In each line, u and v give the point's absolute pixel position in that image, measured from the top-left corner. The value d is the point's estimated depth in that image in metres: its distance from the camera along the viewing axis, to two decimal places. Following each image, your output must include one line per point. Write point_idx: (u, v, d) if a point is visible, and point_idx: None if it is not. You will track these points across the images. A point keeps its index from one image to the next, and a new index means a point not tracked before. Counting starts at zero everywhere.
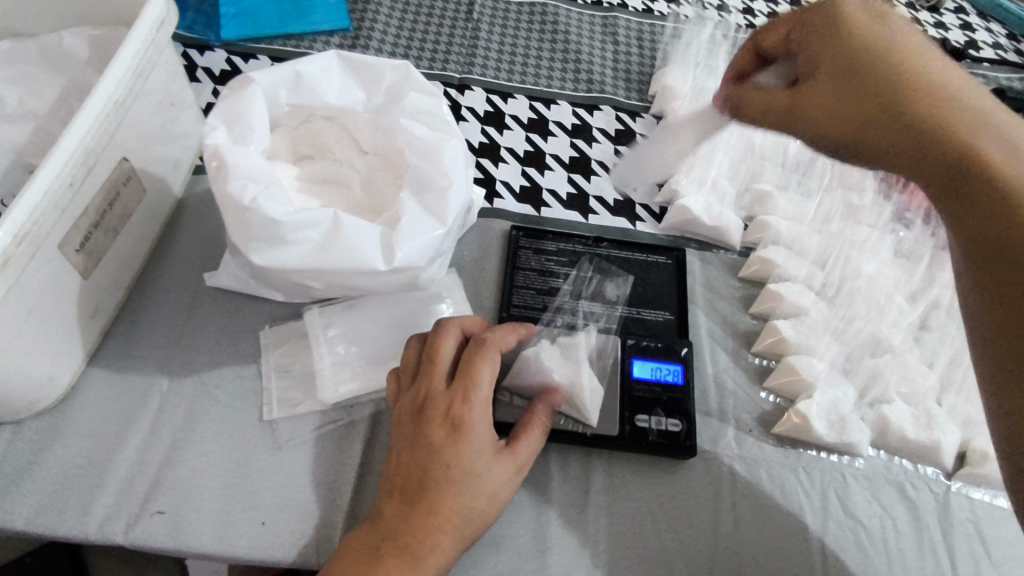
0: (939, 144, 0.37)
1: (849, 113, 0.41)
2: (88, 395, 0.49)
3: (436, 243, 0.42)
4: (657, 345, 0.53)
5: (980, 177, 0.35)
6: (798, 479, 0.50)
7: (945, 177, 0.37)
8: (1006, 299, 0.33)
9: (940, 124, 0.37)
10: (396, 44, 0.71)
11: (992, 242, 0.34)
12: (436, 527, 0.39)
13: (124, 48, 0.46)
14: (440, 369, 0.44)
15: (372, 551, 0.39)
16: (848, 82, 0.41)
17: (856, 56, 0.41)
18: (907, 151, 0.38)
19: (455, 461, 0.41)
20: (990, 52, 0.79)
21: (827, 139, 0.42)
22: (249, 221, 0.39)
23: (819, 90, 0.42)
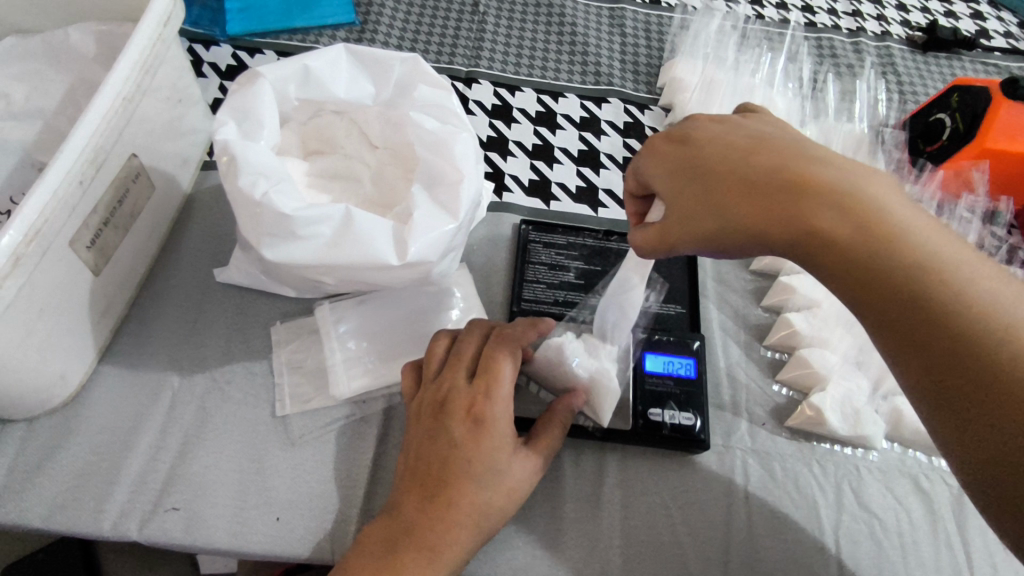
0: (845, 245, 0.33)
1: (716, 240, 0.38)
2: (100, 392, 0.49)
3: (447, 239, 0.42)
4: (670, 339, 0.53)
5: (873, 278, 0.33)
6: (812, 472, 0.50)
7: (864, 284, 0.33)
8: (949, 395, 0.30)
9: (836, 223, 0.33)
10: (403, 38, 0.70)
11: (905, 342, 0.32)
12: (454, 521, 0.39)
13: (132, 44, 0.45)
14: (463, 365, 0.44)
15: (390, 544, 0.39)
16: (698, 218, 0.38)
17: (702, 181, 0.38)
18: (821, 255, 0.34)
19: (475, 456, 0.40)
20: (1002, 41, 0.78)
21: (711, 251, 0.39)
22: (261, 216, 0.39)
23: (681, 220, 0.39)
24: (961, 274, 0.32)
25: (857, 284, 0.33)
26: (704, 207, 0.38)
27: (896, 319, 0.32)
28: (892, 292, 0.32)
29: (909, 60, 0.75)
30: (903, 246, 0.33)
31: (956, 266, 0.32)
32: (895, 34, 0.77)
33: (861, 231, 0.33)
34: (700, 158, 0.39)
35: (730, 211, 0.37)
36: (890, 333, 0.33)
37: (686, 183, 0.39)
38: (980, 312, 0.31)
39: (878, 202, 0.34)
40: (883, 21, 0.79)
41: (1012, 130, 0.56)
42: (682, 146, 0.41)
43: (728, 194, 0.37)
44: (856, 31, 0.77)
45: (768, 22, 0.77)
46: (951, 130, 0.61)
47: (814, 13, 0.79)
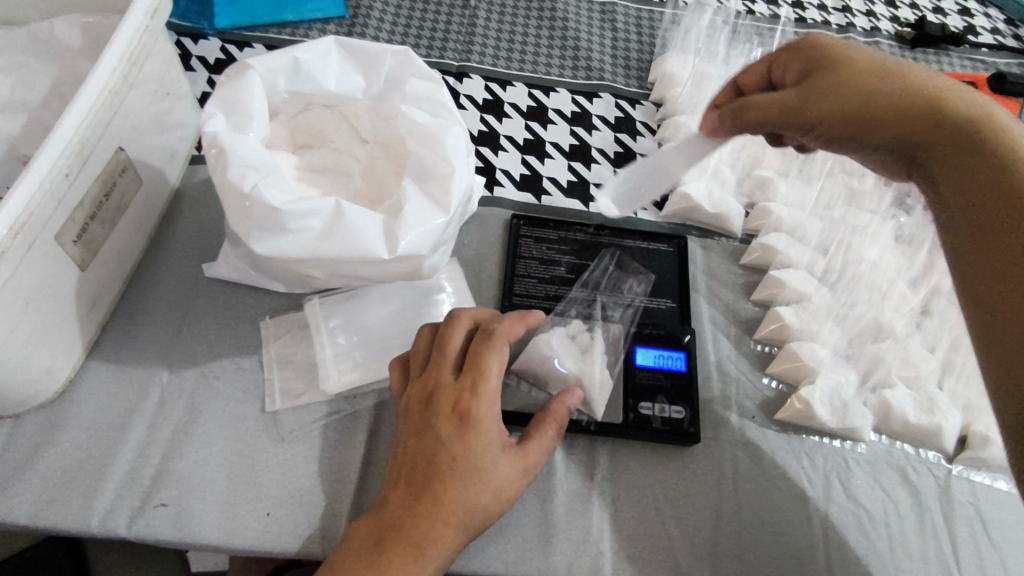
0: (983, 153, 0.36)
1: (855, 121, 0.41)
2: (88, 388, 0.48)
3: (438, 233, 0.41)
4: (660, 333, 0.53)
5: (1004, 180, 0.35)
6: (800, 465, 0.51)
7: (994, 188, 0.35)
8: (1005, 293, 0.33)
9: (1001, 131, 0.36)
10: (393, 31, 0.70)
11: (997, 241, 0.34)
12: (440, 519, 0.39)
13: (118, 35, 0.45)
14: (448, 361, 0.43)
15: (376, 541, 0.39)
16: (853, 86, 0.41)
17: (865, 65, 0.41)
18: (960, 159, 0.37)
19: (462, 452, 0.40)
20: (989, 37, 0.78)
21: (836, 123, 0.41)
22: (250, 210, 0.38)
23: (829, 86, 0.41)
24: None
25: (986, 183, 0.35)
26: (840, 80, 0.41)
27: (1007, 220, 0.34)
28: (1011, 199, 0.34)
29: (898, 56, 0.75)
30: None
31: None
32: (884, 30, 0.78)
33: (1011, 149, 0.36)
34: (870, 53, 0.42)
35: (874, 88, 0.40)
36: (996, 235, 0.34)
37: (834, 57, 0.42)
38: None
39: None
40: (873, 17, 0.79)
41: None
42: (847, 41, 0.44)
43: (880, 77, 0.40)
44: (845, 26, 0.77)
45: (759, 17, 0.77)
46: None
47: (804, 9, 0.79)
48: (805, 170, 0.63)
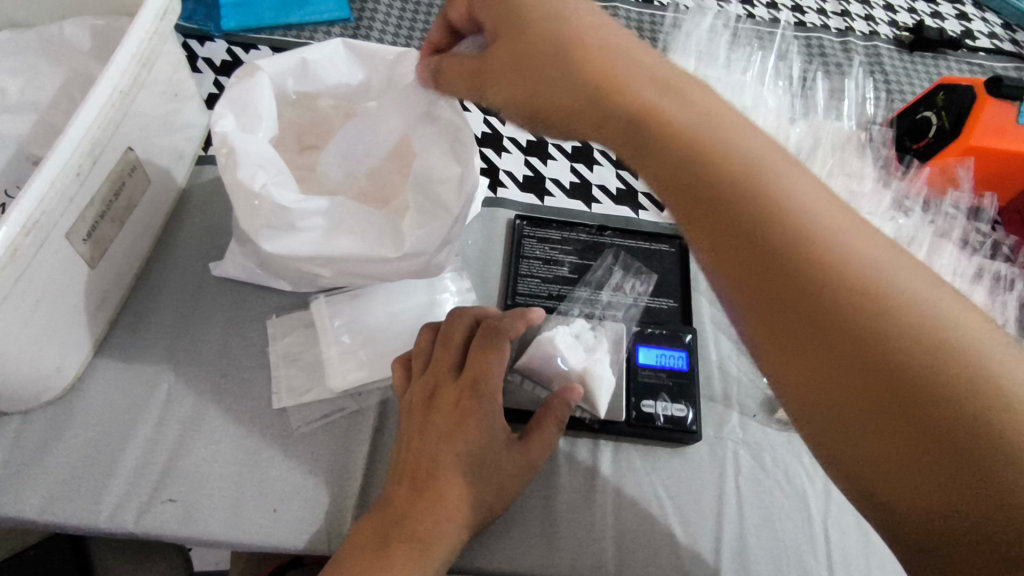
0: (681, 158, 0.30)
1: (582, 107, 0.34)
2: (96, 385, 0.49)
3: (447, 231, 0.42)
4: (663, 332, 0.54)
5: (716, 197, 0.29)
6: (801, 463, 0.51)
7: (705, 210, 0.29)
8: (788, 356, 0.26)
9: (671, 125, 0.31)
10: (398, 34, 0.70)
11: (753, 282, 0.27)
12: (444, 513, 0.40)
13: (129, 37, 0.46)
14: (450, 360, 0.45)
15: (381, 537, 0.40)
16: (535, 66, 0.36)
17: (549, 36, 0.35)
18: (669, 168, 0.30)
19: (463, 448, 0.42)
20: (987, 41, 0.79)
21: (531, 109, 0.37)
22: (259, 208, 0.38)
23: (510, 64, 0.37)
24: (830, 238, 0.26)
25: (705, 197, 0.29)
26: (511, 52, 0.37)
27: (734, 251, 0.28)
28: (743, 227, 0.28)
29: (897, 59, 0.76)
30: (761, 179, 0.28)
31: (855, 241, 0.27)
32: (883, 34, 0.79)
33: (718, 147, 0.29)
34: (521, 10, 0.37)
35: (567, 60, 0.34)
36: (741, 276, 0.27)
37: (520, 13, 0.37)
38: (856, 273, 0.26)
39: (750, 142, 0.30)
40: (871, 21, 0.80)
41: (996, 129, 0.58)
42: None
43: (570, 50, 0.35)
44: (844, 30, 0.78)
45: (758, 21, 0.77)
46: (937, 128, 0.62)
47: (803, 13, 0.80)
48: None
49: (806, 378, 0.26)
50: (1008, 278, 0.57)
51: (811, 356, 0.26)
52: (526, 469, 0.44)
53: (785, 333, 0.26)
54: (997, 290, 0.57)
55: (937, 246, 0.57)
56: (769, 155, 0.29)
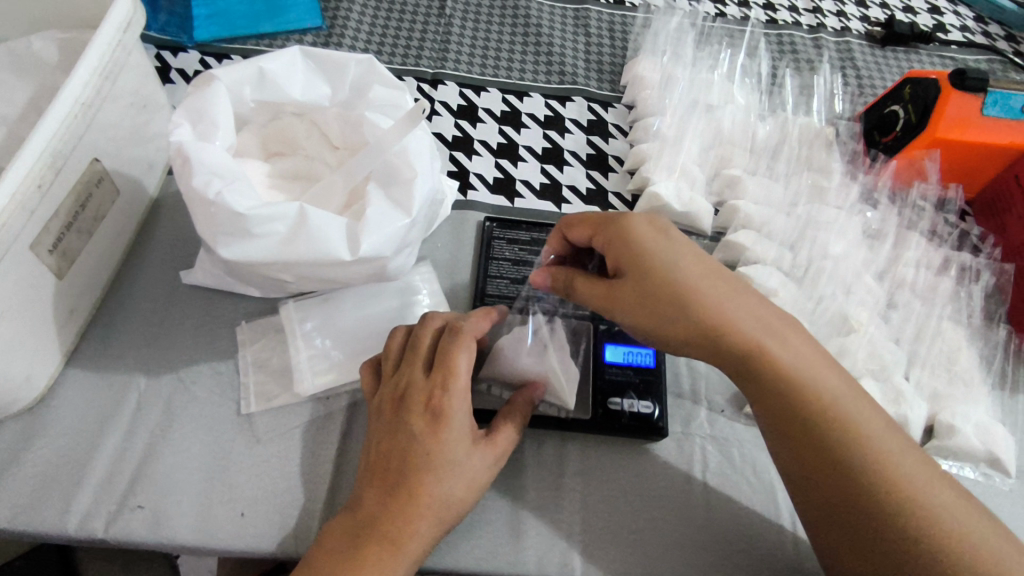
0: (753, 368, 0.40)
1: (661, 308, 0.41)
2: (67, 394, 0.49)
3: (402, 234, 0.42)
4: (630, 330, 0.54)
5: (766, 380, 0.40)
6: (769, 457, 0.51)
7: (775, 400, 0.40)
8: (823, 487, 0.39)
9: (728, 333, 0.40)
10: (370, 41, 0.71)
11: (800, 442, 0.40)
12: (417, 512, 0.40)
13: (91, 49, 0.46)
14: (420, 358, 0.44)
15: (354, 538, 0.40)
16: (655, 295, 0.41)
17: (664, 274, 0.41)
18: (739, 364, 0.40)
19: (434, 448, 0.41)
20: (958, 34, 0.79)
21: (639, 325, 0.43)
22: (215, 215, 0.38)
23: (631, 301, 0.42)
24: (828, 395, 0.39)
25: (748, 374, 0.41)
26: (631, 301, 0.42)
27: (780, 416, 0.40)
28: (789, 408, 0.40)
29: (868, 54, 0.77)
30: (795, 377, 0.39)
31: (841, 402, 0.39)
32: (854, 30, 0.79)
33: (755, 345, 0.40)
34: (624, 254, 0.42)
35: (671, 327, 0.41)
36: (790, 443, 0.40)
37: (617, 267, 0.43)
38: (846, 420, 0.39)
39: (767, 333, 0.40)
40: (843, 17, 0.80)
41: (959, 122, 0.58)
42: (650, 230, 0.42)
43: (647, 310, 0.41)
44: (815, 27, 0.78)
45: (729, 20, 0.78)
46: (904, 122, 0.62)
47: (775, 11, 0.80)
48: (773, 168, 0.64)
49: (820, 503, 0.39)
50: (974, 271, 0.59)
51: (825, 478, 0.39)
52: (495, 465, 0.44)
53: (815, 475, 0.39)
54: (965, 282, 0.59)
55: (903, 238, 0.61)
56: (796, 339, 0.41)
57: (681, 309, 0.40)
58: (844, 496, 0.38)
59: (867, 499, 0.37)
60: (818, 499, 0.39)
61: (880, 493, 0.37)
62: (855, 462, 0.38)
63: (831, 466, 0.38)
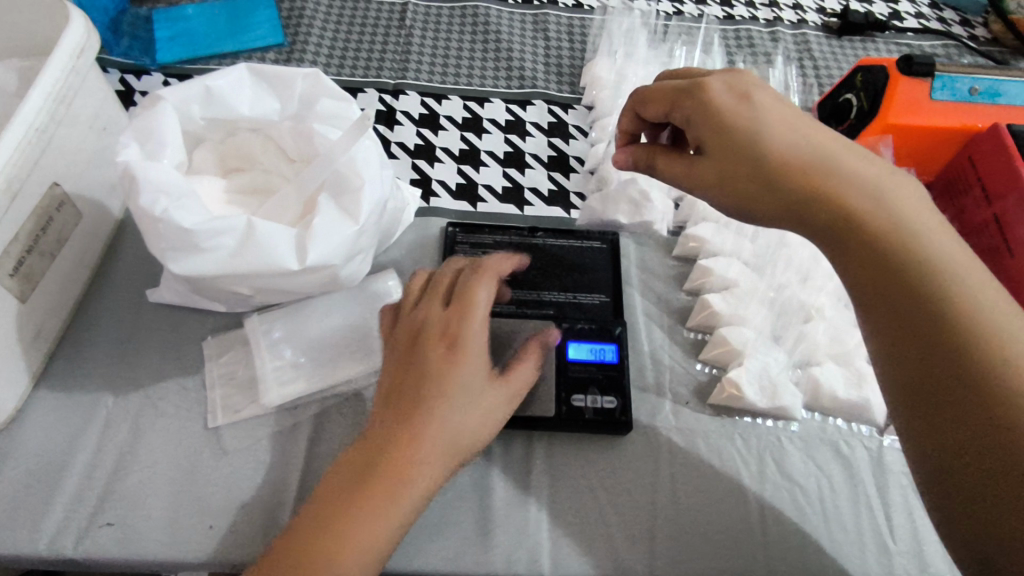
0: (867, 242, 0.38)
1: (757, 181, 0.42)
2: (35, 416, 0.50)
3: (350, 242, 0.43)
4: (592, 326, 0.54)
5: (865, 246, 0.38)
6: (734, 446, 0.52)
7: (875, 266, 0.38)
8: (926, 375, 0.35)
9: (846, 195, 0.39)
10: (331, 55, 0.72)
11: (896, 323, 0.36)
12: (424, 446, 0.39)
13: (44, 75, 0.47)
14: (440, 295, 0.44)
15: (358, 479, 0.38)
16: (776, 167, 0.41)
17: (755, 145, 0.42)
18: (842, 228, 0.39)
19: (450, 377, 0.40)
20: (914, 21, 0.81)
21: (728, 203, 0.45)
22: (162, 232, 0.39)
23: (717, 170, 0.44)
24: (947, 269, 0.36)
25: (862, 261, 0.38)
26: (712, 164, 0.44)
27: (882, 293, 0.37)
28: (895, 280, 0.37)
29: (825, 45, 0.78)
30: (911, 246, 0.37)
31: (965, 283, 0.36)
32: (811, 21, 0.80)
33: (873, 210, 0.39)
34: (722, 116, 0.44)
35: (811, 188, 0.40)
36: (892, 324, 0.37)
37: (715, 129, 0.44)
38: (969, 304, 0.35)
39: (891, 201, 0.39)
40: (799, 10, 0.81)
41: (910, 106, 0.59)
42: (735, 101, 0.44)
43: (761, 182, 0.42)
44: (772, 20, 0.80)
45: (686, 18, 0.79)
46: (857, 109, 0.63)
47: (732, 6, 0.81)
48: None
49: (919, 396, 0.35)
50: None
51: (925, 360, 0.35)
52: (510, 403, 0.43)
53: (915, 360, 0.35)
54: None
55: None
56: (923, 224, 0.38)
57: (778, 179, 0.41)
58: (955, 380, 0.33)
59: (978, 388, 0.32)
60: (911, 393, 0.35)
61: (1005, 387, 0.32)
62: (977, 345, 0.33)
63: (949, 350, 0.34)
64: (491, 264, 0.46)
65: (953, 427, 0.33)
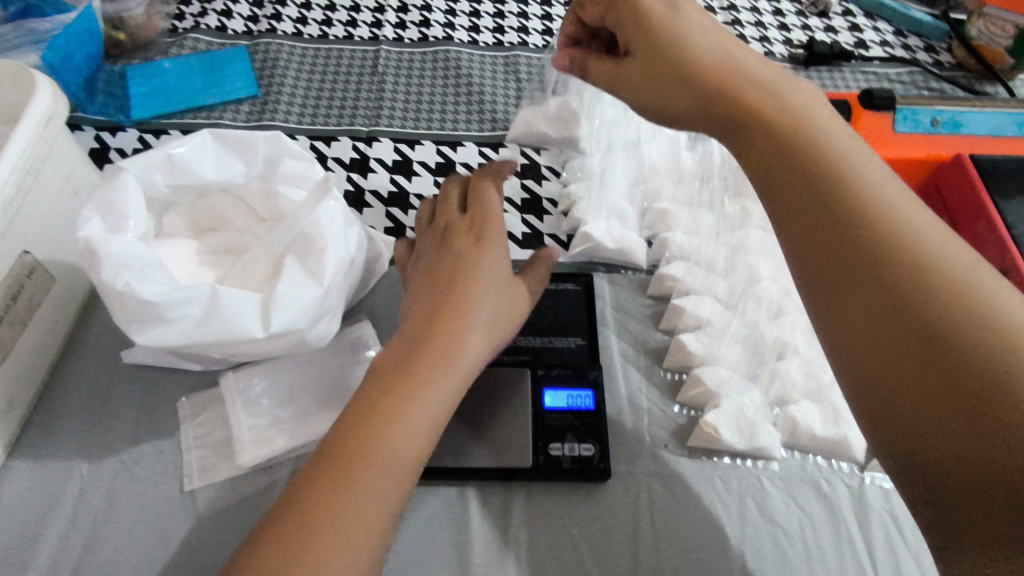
0: (786, 163, 0.36)
1: (684, 88, 0.41)
2: (8, 488, 0.49)
3: (316, 305, 0.43)
4: (567, 373, 0.54)
5: (788, 165, 0.36)
6: (714, 489, 0.51)
7: (798, 197, 0.35)
8: (864, 314, 0.31)
9: (767, 113, 0.37)
10: (305, 105, 0.73)
11: (826, 253, 0.33)
12: (463, 310, 0.41)
13: (10, 146, 0.47)
14: (453, 203, 0.50)
15: (408, 353, 0.39)
16: (705, 82, 0.40)
17: (682, 55, 0.41)
18: (764, 146, 0.37)
19: (476, 253, 0.45)
20: (879, 49, 0.82)
21: (655, 113, 0.44)
22: (126, 305, 0.39)
23: (648, 84, 0.43)
24: (877, 199, 0.33)
25: (784, 180, 0.36)
26: (640, 69, 0.43)
27: (810, 222, 0.34)
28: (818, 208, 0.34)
29: None
30: (837, 169, 0.34)
31: (901, 218, 0.32)
32: (778, 53, 0.81)
33: (792, 133, 0.36)
34: (650, 29, 0.42)
35: (737, 100, 0.39)
36: (822, 257, 0.33)
37: (640, 40, 0.43)
38: (899, 232, 0.32)
39: (817, 127, 0.36)
40: (766, 42, 0.83)
41: (872, 135, 0.61)
42: (667, 11, 0.42)
43: (681, 87, 0.41)
44: None
45: None
46: None
47: None
48: (704, 197, 0.66)
49: (862, 342, 0.32)
50: None
51: (861, 294, 0.32)
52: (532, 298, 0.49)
53: (846, 293, 0.32)
54: None
55: None
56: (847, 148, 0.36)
57: (702, 86, 0.40)
58: (901, 321, 0.30)
59: (930, 337, 0.29)
60: (853, 339, 0.32)
61: (948, 325, 0.29)
62: (904, 277, 0.31)
63: (879, 282, 0.31)
64: (456, 220, 0.48)
65: (901, 379, 0.30)
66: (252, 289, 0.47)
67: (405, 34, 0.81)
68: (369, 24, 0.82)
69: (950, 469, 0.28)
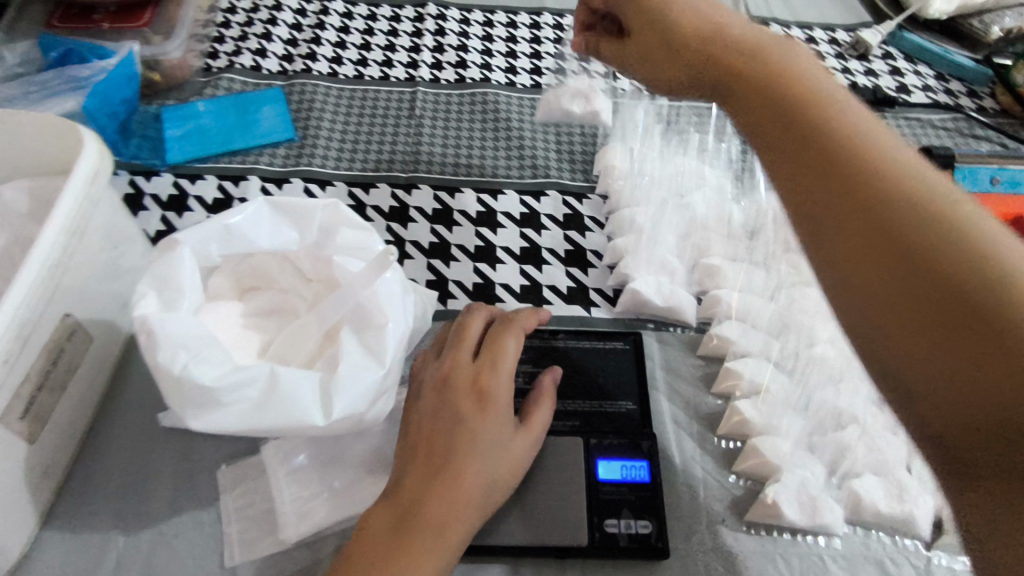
0: (775, 113, 0.40)
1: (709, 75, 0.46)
2: (43, 561, 0.47)
3: (376, 386, 0.41)
4: (621, 442, 0.52)
5: (783, 123, 0.40)
6: (775, 568, 0.49)
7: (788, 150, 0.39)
8: (849, 234, 0.34)
9: (756, 67, 0.43)
10: (342, 149, 0.72)
11: (817, 195, 0.36)
12: (459, 495, 0.40)
13: (58, 210, 0.46)
14: (466, 346, 0.46)
15: (395, 527, 0.39)
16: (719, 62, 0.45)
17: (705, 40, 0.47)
18: (755, 105, 0.42)
19: (481, 425, 0.42)
20: (921, 95, 0.81)
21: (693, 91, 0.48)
22: (183, 391, 0.37)
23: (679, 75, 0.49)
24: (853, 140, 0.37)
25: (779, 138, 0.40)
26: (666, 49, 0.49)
27: (797, 164, 0.38)
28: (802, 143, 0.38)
29: None
30: (816, 118, 0.39)
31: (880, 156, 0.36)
32: None
33: (781, 86, 0.41)
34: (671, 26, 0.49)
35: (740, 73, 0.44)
36: (804, 183, 0.37)
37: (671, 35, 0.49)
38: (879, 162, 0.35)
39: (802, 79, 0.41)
40: None
41: None
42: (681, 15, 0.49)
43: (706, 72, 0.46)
44: None
45: None
46: None
47: None
48: (753, 251, 0.64)
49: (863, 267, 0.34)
50: None
51: (838, 204, 0.35)
52: (535, 446, 0.46)
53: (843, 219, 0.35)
54: None
55: None
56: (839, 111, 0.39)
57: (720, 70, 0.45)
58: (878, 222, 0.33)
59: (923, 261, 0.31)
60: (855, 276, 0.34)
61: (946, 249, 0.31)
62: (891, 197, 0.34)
63: (860, 199, 0.34)
64: (464, 365, 0.45)
65: (883, 274, 0.33)
66: (301, 365, 0.45)
67: (441, 75, 0.80)
68: (405, 64, 0.81)
69: (943, 400, 0.30)
